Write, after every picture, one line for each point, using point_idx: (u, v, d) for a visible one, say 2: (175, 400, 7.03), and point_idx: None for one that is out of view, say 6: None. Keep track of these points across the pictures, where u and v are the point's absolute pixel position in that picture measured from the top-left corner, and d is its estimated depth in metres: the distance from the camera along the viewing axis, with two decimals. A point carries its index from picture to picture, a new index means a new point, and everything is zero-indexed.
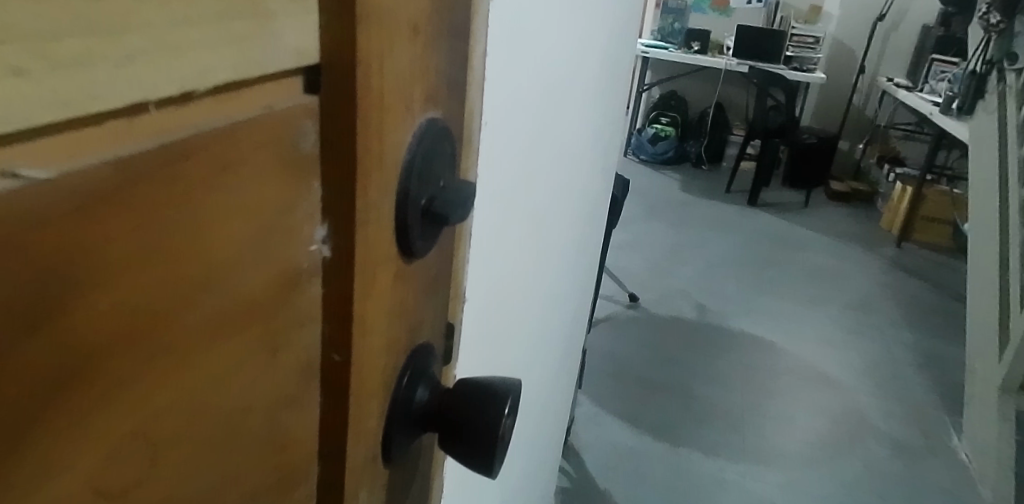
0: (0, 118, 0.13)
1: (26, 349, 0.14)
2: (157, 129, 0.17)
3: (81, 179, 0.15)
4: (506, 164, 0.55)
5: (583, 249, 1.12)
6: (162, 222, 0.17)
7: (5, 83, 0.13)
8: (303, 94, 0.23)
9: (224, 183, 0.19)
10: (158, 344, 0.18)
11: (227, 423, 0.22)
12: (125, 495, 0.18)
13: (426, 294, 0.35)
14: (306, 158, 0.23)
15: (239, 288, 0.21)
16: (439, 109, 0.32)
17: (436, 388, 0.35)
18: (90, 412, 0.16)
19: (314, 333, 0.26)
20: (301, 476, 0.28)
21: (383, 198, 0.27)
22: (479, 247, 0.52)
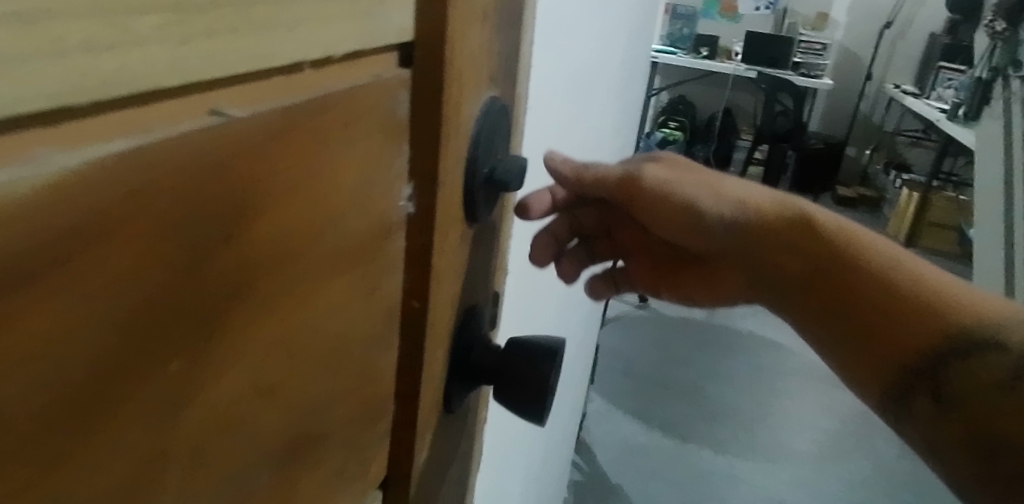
0: (220, 64, 0.16)
1: (222, 254, 0.18)
2: (304, 84, 0.20)
3: (263, 117, 0.18)
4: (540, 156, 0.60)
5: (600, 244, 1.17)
6: (303, 164, 0.21)
7: (223, 38, 0.16)
8: (399, 68, 0.26)
9: (346, 137, 0.23)
10: (295, 269, 0.21)
11: (335, 348, 0.25)
12: (271, 392, 0.21)
13: (479, 259, 0.39)
14: (401, 123, 0.27)
15: (349, 230, 0.24)
16: (499, 89, 0.35)
17: (489, 346, 0.39)
18: (257, 315, 0.20)
19: (398, 282, 0.30)
20: (381, 412, 0.31)
21: (457, 164, 0.31)
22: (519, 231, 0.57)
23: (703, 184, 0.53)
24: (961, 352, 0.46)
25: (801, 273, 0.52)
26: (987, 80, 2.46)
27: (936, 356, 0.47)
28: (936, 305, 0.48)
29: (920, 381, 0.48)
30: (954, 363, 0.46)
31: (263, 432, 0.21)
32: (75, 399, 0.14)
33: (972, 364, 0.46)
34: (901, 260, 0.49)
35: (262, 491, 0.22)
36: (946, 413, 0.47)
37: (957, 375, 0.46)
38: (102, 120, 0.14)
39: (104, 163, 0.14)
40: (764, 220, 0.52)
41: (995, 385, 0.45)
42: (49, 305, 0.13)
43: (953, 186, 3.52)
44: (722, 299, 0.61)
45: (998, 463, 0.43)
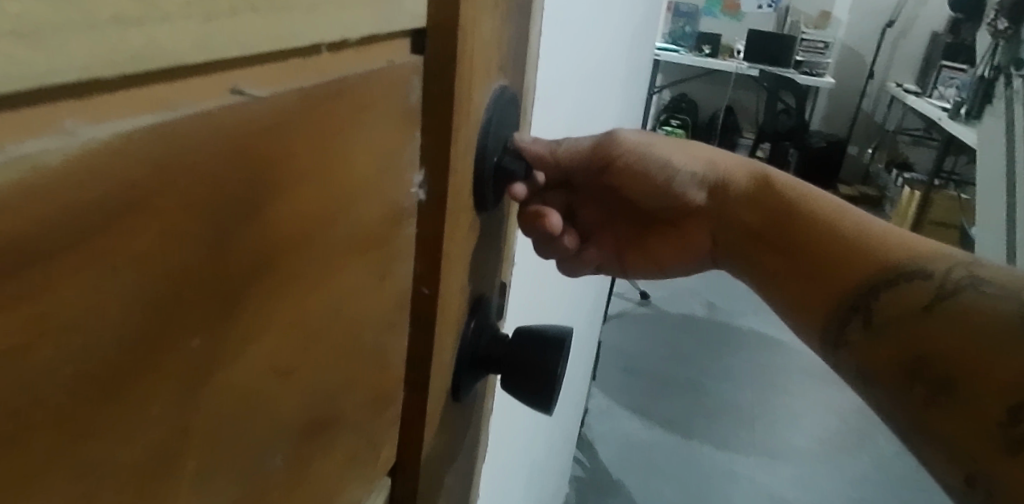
0: (241, 44, 0.17)
1: (243, 234, 0.18)
2: (321, 67, 0.21)
3: (285, 97, 0.19)
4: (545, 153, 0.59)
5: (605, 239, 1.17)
6: (319, 146, 0.21)
7: (244, 18, 0.16)
8: (411, 55, 0.27)
9: (361, 121, 0.23)
10: (310, 251, 0.22)
11: (347, 333, 0.25)
12: (287, 374, 0.22)
13: (487, 250, 0.39)
14: (413, 110, 0.27)
15: (362, 215, 0.25)
16: (508, 78, 0.35)
17: (497, 335, 0.40)
18: (275, 295, 0.20)
19: (409, 270, 0.30)
20: (391, 398, 0.31)
21: (468, 152, 0.31)
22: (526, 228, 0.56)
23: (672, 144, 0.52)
24: (892, 280, 0.43)
25: (754, 224, 0.52)
26: (989, 79, 2.47)
27: (869, 284, 0.44)
28: (873, 247, 0.45)
29: (854, 312, 0.44)
30: (885, 292, 0.43)
31: (278, 414, 0.22)
32: (105, 368, 0.14)
33: (904, 290, 0.42)
34: (849, 209, 0.48)
35: (276, 472, 0.23)
36: (872, 345, 0.43)
37: (886, 300, 0.42)
38: (129, 94, 0.14)
39: (133, 135, 0.14)
40: (729, 180, 0.53)
41: (923, 306, 0.40)
42: (84, 274, 0.13)
43: (955, 185, 3.52)
44: (686, 266, 0.57)
45: (919, 381, 0.39)
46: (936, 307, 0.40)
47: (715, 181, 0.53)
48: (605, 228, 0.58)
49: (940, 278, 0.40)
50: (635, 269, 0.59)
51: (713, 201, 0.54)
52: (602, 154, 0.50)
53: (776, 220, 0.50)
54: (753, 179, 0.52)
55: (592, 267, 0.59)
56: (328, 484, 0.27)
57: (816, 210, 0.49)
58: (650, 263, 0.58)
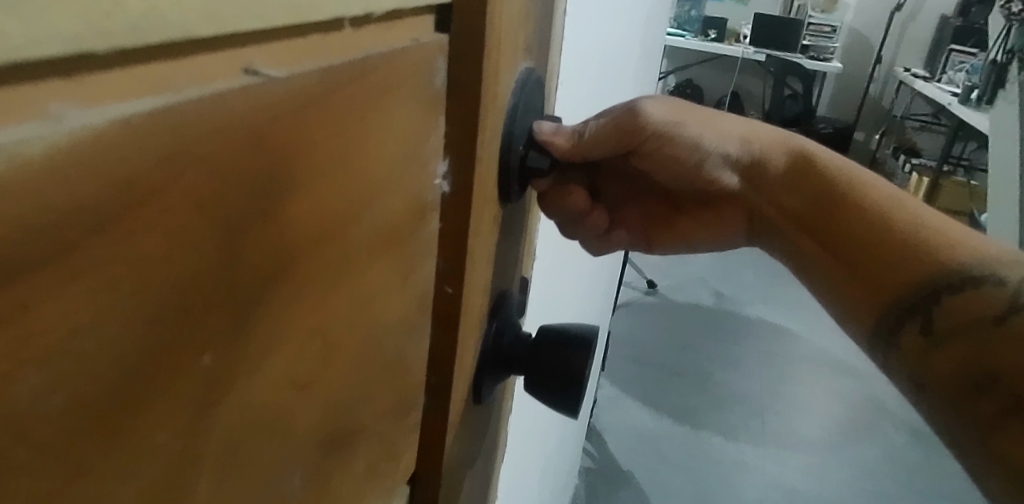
0: (250, 19, 0.14)
1: (259, 238, 0.16)
2: (344, 46, 0.19)
3: (308, 79, 0.17)
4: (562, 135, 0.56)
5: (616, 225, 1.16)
6: (342, 133, 0.19)
7: None
8: (434, 33, 0.24)
9: (386, 106, 0.21)
10: (333, 252, 0.19)
11: (368, 337, 0.23)
12: (308, 386, 0.20)
13: (508, 243, 0.37)
14: (437, 93, 0.25)
15: (385, 211, 0.22)
16: (533, 61, 0.33)
17: (520, 335, 0.38)
18: (292, 302, 0.18)
19: (431, 267, 0.28)
20: (412, 405, 0.30)
21: (492, 141, 0.28)
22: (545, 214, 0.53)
23: (704, 120, 0.47)
24: (956, 287, 0.42)
25: (795, 209, 0.49)
26: (1002, 64, 2.43)
27: (929, 290, 0.43)
28: (933, 246, 0.43)
29: (911, 314, 0.44)
30: (949, 299, 0.42)
31: (298, 430, 0.20)
32: (107, 392, 0.12)
33: (968, 297, 0.42)
34: (901, 199, 0.44)
35: (295, 493, 0.21)
36: (934, 355, 0.43)
37: (949, 306, 0.42)
38: (126, 75, 0.12)
39: (135, 123, 0.12)
40: (762, 157, 0.49)
41: (992, 319, 0.41)
42: (78, 285, 0.11)
43: (964, 170, 3.49)
44: (719, 243, 0.55)
45: (988, 397, 0.39)
46: (1008, 321, 0.40)
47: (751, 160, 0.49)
48: (629, 204, 0.56)
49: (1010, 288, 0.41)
50: (662, 247, 0.56)
51: (749, 182, 0.50)
52: (627, 135, 0.46)
53: (819, 205, 0.47)
54: (789, 156, 0.48)
55: (620, 247, 0.56)
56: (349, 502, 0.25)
57: (863, 197, 0.45)
58: (679, 241, 0.56)
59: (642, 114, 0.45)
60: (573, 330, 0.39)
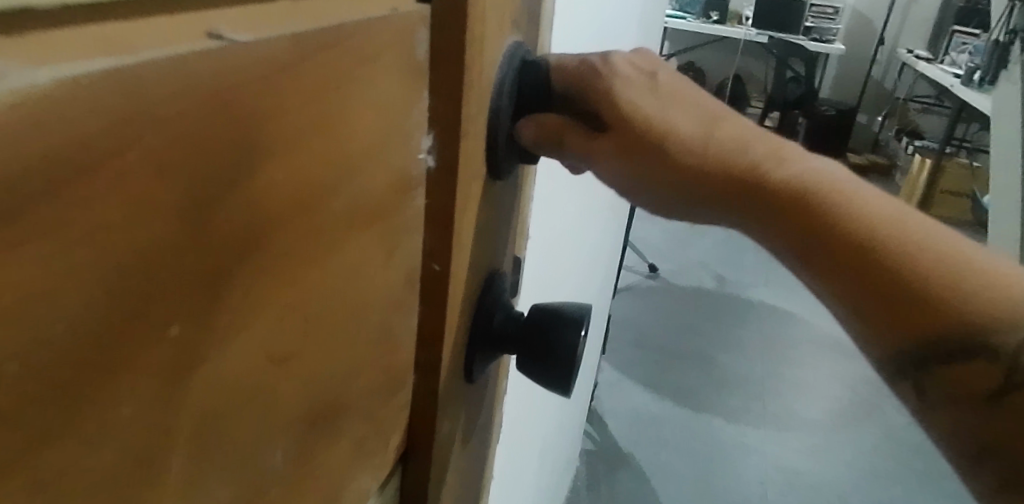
0: None
1: (226, 208, 0.15)
2: (314, 13, 0.18)
3: (279, 45, 0.16)
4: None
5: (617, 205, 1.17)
6: (314, 104, 0.18)
7: None
8: (415, 4, 0.24)
9: (363, 76, 0.20)
10: (309, 225, 0.19)
11: (350, 315, 0.23)
12: (287, 362, 0.19)
13: (499, 220, 0.37)
14: (420, 64, 0.24)
15: (366, 185, 0.22)
16: (521, 34, 0.32)
17: (512, 313, 0.38)
18: (263, 280, 0.17)
19: (418, 244, 0.27)
20: (401, 383, 0.29)
21: (479, 115, 0.28)
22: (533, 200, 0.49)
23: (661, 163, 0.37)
24: (951, 358, 0.36)
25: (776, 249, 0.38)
26: (1005, 44, 2.41)
27: (918, 358, 0.36)
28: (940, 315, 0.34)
29: (903, 377, 0.37)
30: (945, 368, 0.36)
31: (279, 406, 0.20)
32: (72, 357, 0.12)
33: (966, 367, 0.36)
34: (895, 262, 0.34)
35: (277, 468, 0.20)
36: (928, 410, 0.39)
37: (946, 372, 0.36)
38: (76, 34, 0.12)
39: (87, 82, 0.11)
40: (728, 203, 0.37)
41: (990, 390, 0.36)
42: (28, 250, 0.11)
43: (967, 151, 3.48)
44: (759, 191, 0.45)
45: (988, 465, 0.36)
46: (1005, 396, 0.36)
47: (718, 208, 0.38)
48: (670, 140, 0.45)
49: (1005, 360, 0.35)
50: None
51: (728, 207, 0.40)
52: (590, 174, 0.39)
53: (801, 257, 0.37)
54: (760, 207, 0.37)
55: None
56: (336, 478, 0.25)
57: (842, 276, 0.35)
58: None
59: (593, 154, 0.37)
60: (567, 308, 0.38)
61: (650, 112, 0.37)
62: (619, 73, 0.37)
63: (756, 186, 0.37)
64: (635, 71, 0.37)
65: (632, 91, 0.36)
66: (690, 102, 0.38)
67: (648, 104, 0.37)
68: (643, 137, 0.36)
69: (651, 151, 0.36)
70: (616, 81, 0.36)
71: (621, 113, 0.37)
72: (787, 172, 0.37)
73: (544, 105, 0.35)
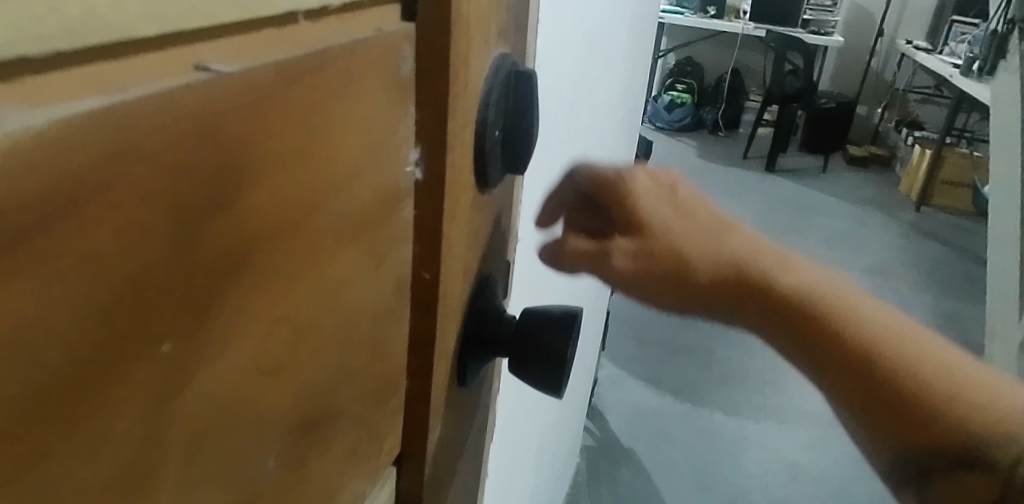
0: (184, 17, 0.14)
1: (214, 225, 0.16)
2: (299, 38, 0.19)
3: (267, 73, 0.17)
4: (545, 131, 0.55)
5: None
6: (300, 127, 0.19)
7: None
8: (401, 22, 0.24)
9: (349, 98, 0.21)
10: (297, 240, 0.20)
11: (340, 326, 0.24)
12: (276, 371, 0.20)
13: (491, 227, 0.37)
14: (406, 80, 0.25)
15: (353, 199, 0.23)
16: (508, 46, 0.33)
17: (504, 316, 0.38)
18: (251, 297, 0.18)
19: (406, 252, 0.28)
20: (393, 387, 0.30)
21: (466, 126, 0.29)
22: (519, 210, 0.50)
23: (674, 260, 0.45)
24: (940, 459, 0.43)
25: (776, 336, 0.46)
26: (1005, 34, 2.41)
27: (915, 456, 0.43)
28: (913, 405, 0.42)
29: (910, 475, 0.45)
30: (937, 470, 0.43)
31: (268, 414, 0.21)
32: (74, 373, 0.13)
33: (958, 475, 0.42)
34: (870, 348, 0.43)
35: (270, 476, 0.21)
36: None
37: (943, 475, 0.43)
38: (63, 77, 0.12)
39: (76, 123, 0.12)
40: (732, 299, 0.46)
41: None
42: (25, 282, 0.12)
43: (967, 142, 3.48)
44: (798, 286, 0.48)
45: None
46: None
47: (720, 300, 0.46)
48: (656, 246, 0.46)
49: (997, 470, 0.41)
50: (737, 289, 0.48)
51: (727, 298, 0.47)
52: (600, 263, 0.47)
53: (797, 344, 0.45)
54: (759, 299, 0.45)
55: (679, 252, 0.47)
56: (328, 480, 0.26)
57: (829, 358, 0.44)
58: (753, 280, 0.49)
59: (610, 257, 0.45)
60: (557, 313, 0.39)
61: (666, 215, 0.46)
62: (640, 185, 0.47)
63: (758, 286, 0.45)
64: (656, 184, 0.47)
65: (653, 203, 0.46)
66: (700, 207, 0.47)
67: (667, 209, 0.46)
68: (661, 237, 0.45)
69: (667, 248, 0.45)
70: (636, 192, 0.46)
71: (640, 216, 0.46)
72: (787, 277, 0.45)
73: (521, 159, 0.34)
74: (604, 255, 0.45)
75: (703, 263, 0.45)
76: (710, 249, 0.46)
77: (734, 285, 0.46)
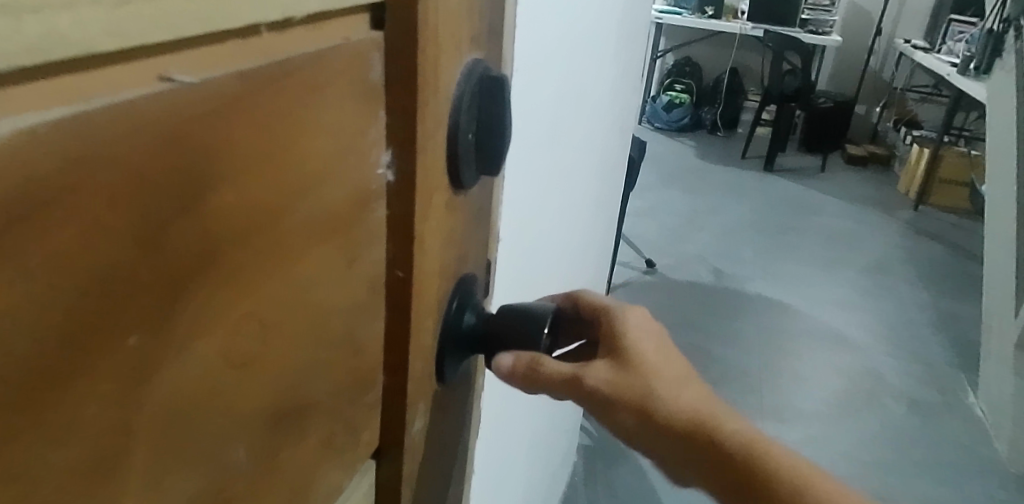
0: (146, 33, 0.15)
1: (179, 226, 0.17)
2: (262, 49, 0.20)
3: (230, 81, 0.18)
4: (532, 132, 0.56)
5: (612, 200, 1.19)
6: (265, 134, 0.20)
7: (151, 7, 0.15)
8: (370, 31, 0.26)
9: (315, 104, 0.22)
10: (265, 240, 0.21)
11: (310, 323, 0.25)
12: (245, 367, 0.21)
13: (470, 227, 0.39)
14: (375, 86, 0.26)
15: (322, 201, 0.24)
16: (482, 51, 0.34)
17: (482, 314, 0.39)
18: (218, 294, 0.19)
19: (380, 252, 0.29)
20: (370, 382, 0.31)
21: (438, 130, 0.30)
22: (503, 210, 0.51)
23: (638, 396, 0.41)
24: None
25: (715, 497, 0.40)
26: (1001, 32, 2.42)
27: None
28: None
29: None
30: None
31: (239, 406, 0.22)
32: (44, 365, 0.14)
33: None
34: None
35: (241, 466, 0.22)
36: None
37: None
38: (33, 88, 0.13)
39: (44, 132, 0.13)
40: (681, 446, 0.40)
41: None
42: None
43: (965, 141, 3.49)
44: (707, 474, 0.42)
45: None
46: None
47: (666, 446, 0.40)
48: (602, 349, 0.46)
49: None
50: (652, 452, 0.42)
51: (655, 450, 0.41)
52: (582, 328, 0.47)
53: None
54: (712, 461, 0.40)
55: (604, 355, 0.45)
56: (303, 470, 0.27)
57: None
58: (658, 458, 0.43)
59: (582, 377, 0.41)
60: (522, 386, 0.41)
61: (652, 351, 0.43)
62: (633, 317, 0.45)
63: (713, 438, 0.40)
64: (650, 320, 0.45)
65: (635, 325, 0.44)
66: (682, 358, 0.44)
67: (653, 346, 0.43)
68: (635, 367, 0.42)
69: (637, 380, 0.41)
70: (629, 324, 0.44)
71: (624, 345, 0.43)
72: (742, 431, 0.40)
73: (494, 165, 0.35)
74: (577, 374, 0.41)
75: (665, 399, 0.41)
76: (680, 394, 0.41)
77: (689, 432, 0.40)
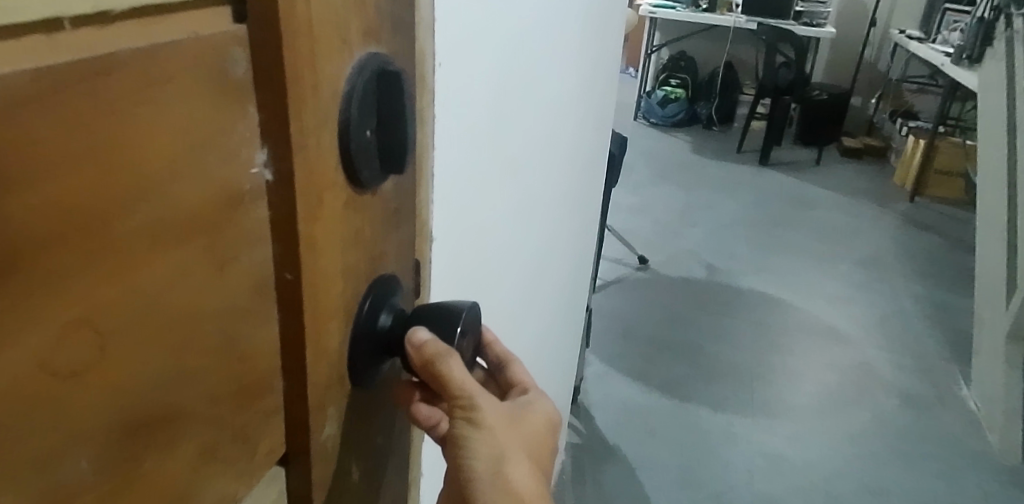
0: None
1: None
2: (76, 46, 0.19)
3: (33, 80, 0.17)
4: (475, 125, 0.54)
5: (591, 197, 1.18)
6: (83, 134, 0.19)
7: None
8: (231, 25, 0.25)
9: (152, 102, 0.21)
10: (95, 244, 0.20)
11: (170, 329, 0.24)
12: (77, 377, 0.20)
13: (388, 226, 0.37)
14: (240, 82, 0.25)
15: (175, 201, 0.23)
16: (383, 45, 0.33)
17: (399, 314, 0.38)
18: (31, 300, 0.19)
19: (265, 254, 0.29)
20: (266, 389, 0.31)
21: (323, 127, 0.29)
22: (439, 207, 0.49)
23: (502, 446, 0.44)
24: None
25: None
26: (994, 20, 2.40)
27: None
28: None
29: None
30: None
31: (78, 414, 0.21)
32: None
33: None
34: None
35: (87, 479, 0.22)
36: None
37: None
38: None
39: None
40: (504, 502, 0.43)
41: None
42: None
43: (960, 131, 3.47)
44: None
45: None
46: None
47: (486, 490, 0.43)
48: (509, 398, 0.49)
49: None
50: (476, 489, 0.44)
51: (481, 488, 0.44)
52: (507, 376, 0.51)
53: None
54: None
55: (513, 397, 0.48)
56: (182, 480, 0.26)
57: None
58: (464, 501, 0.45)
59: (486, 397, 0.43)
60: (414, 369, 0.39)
61: (539, 431, 0.47)
62: (543, 400, 0.49)
63: None
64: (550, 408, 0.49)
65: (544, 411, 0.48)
66: (551, 448, 0.48)
67: (541, 431, 0.47)
68: (519, 430, 0.45)
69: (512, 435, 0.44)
70: (539, 402, 0.48)
71: (522, 410, 0.47)
72: None
73: (394, 160, 0.34)
74: (476, 400, 0.41)
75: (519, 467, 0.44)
76: (529, 468, 0.45)
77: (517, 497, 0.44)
